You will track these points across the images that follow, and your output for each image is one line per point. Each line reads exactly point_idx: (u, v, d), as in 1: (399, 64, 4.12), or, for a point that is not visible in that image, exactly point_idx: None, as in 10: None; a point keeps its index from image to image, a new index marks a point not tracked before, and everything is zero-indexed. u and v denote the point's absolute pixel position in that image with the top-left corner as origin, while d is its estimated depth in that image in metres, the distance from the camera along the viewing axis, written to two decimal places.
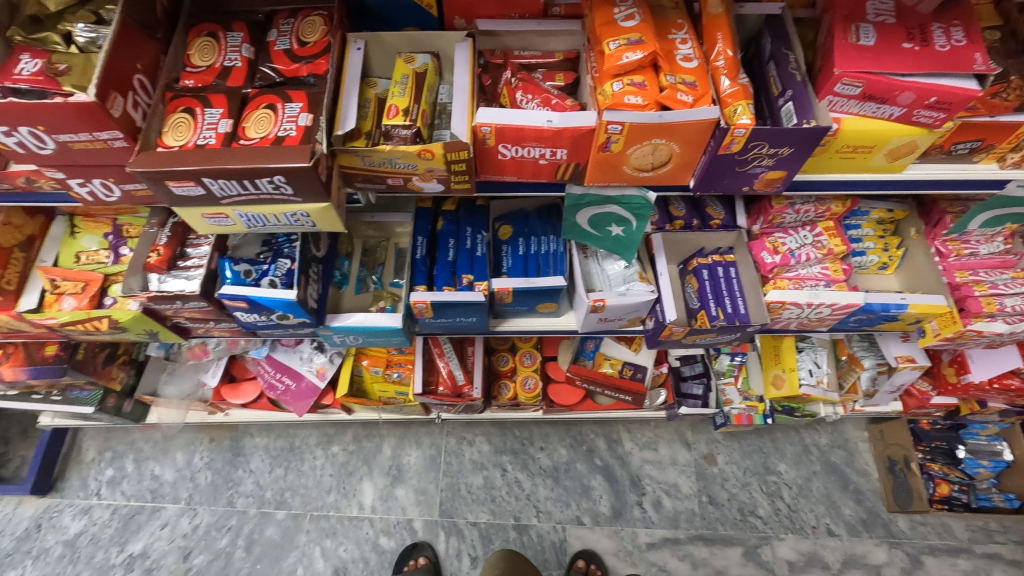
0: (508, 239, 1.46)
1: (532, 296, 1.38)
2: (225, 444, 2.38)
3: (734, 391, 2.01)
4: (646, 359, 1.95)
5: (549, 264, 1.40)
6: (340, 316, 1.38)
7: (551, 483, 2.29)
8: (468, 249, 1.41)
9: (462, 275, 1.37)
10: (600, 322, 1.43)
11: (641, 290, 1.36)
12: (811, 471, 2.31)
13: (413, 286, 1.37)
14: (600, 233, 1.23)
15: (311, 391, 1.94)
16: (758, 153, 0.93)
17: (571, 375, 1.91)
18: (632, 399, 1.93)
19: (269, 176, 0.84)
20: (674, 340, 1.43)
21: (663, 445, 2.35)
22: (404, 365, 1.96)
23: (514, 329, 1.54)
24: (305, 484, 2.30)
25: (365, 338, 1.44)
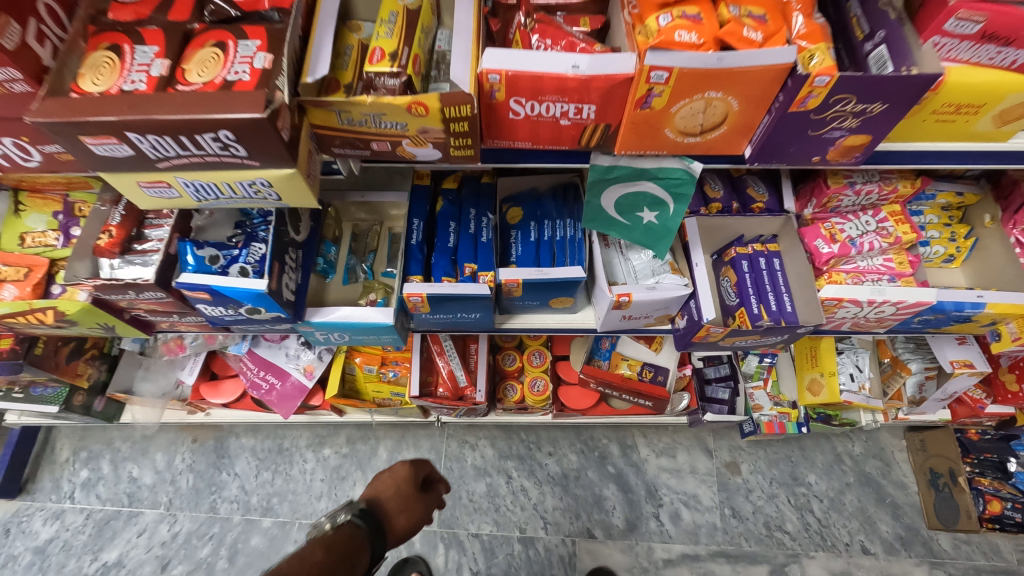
0: (517, 224, 1.27)
1: (545, 289, 1.19)
2: (209, 445, 2.21)
3: (763, 396, 1.86)
4: (668, 359, 1.77)
5: (565, 252, 1.21)
6: (323, 309, 1.19)
7: (559, 492, 2.10)
8: (472, 234, 1.22)
9: (464, 264, 1.18)
10: (622, 320, 1.24)
11: (673, 284, 1.16)
12: (843, 483, 2.12)
13: (407, 276, 1.18)
14: (628, 222, 1.04)
15: (298, 391, 1.77)
16: (841, 110, 0.73)
17: (584, 377, 1.70)
18: (652, 404, 1.74)
19: (213, 131, 0.65)
20: (708, 342, 1.23)
21: (682, 452, 2.17)
22: (400, 363, 1.80)
23: (523, 326, 1.34)
24: (294, 489, 2.14)
25: (351, 336, 1.25)
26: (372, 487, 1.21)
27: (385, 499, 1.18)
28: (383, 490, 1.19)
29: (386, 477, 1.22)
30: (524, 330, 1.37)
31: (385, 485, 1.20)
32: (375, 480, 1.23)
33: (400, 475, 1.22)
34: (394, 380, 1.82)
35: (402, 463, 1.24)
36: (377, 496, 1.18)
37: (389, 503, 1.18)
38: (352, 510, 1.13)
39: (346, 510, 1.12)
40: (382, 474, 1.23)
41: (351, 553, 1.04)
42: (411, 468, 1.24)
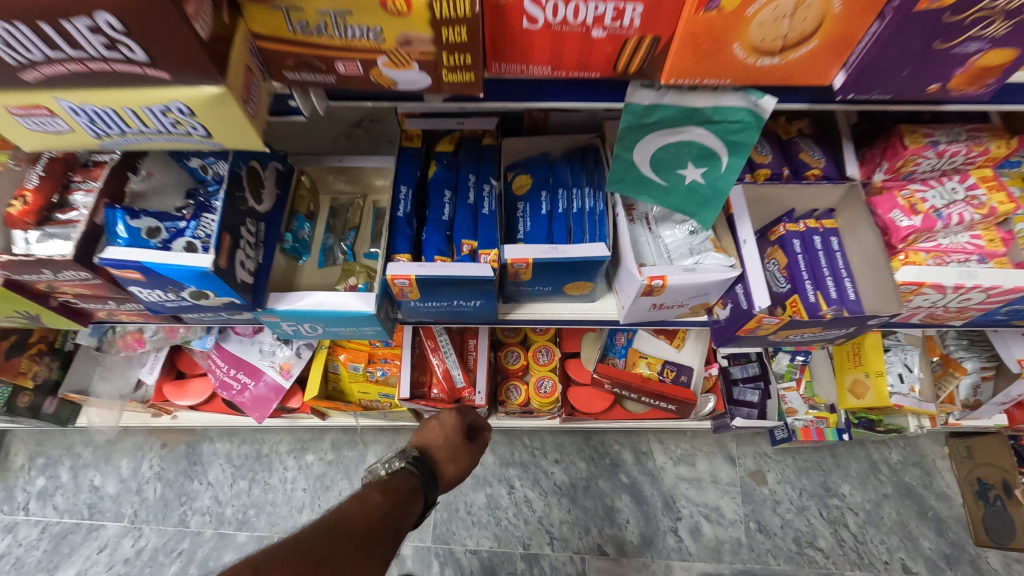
0: (525, 195, 1.06)
1: (559, 272, 0.98)
2: (180, 450, 2.00)
3: (796, 399, 1.67)
4: (691, 357, 1.57)
5: (584, 227, 1.00)
6: (288, 295, 0.98)
7: (567, 504, 1.90)
8: (471, 205, 1.01)
9: (462, 241, 0.98)
10: (651, 310, 1.04)
11: (715, 265, 0.95)
12: (880, 494, 1.92)
13: (392, 255, 0.97)
14: (667, 184, 0.83)
15: (274, 392, 1.56)
16: (990, 6, 0.54)
17: (598, 377, 1.49)
18: (676, 408, 1.51)
19: (91, 16, 0.44)
20: (755, 337, 1.03)
21: (702, 459, 1.96)
22: (389, 361, 1.59)
23: (531, 317, 1.14)
24: (273, 500, 1.93)
25: (325, 329, 1.04)
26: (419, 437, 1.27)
27: (433, 448, 1.23)
28: (431, 438, 1.25)
29: (434, 426, 1.28)
30: (533, 322, 1.16)
31: (434, 434, 1.26)
32: (420, 429, 1.29)
33: (448, 423, 1.29)
34: (383, 380, 1.60)
35: (449, 411, 1.34)
36: (424, 446, 1.23)
37: (438, 451, 1.23)
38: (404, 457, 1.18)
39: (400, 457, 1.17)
40: (429, 422, 1.30)
41: (409, 499, 1.07)
42: (458, 417, 1.31)
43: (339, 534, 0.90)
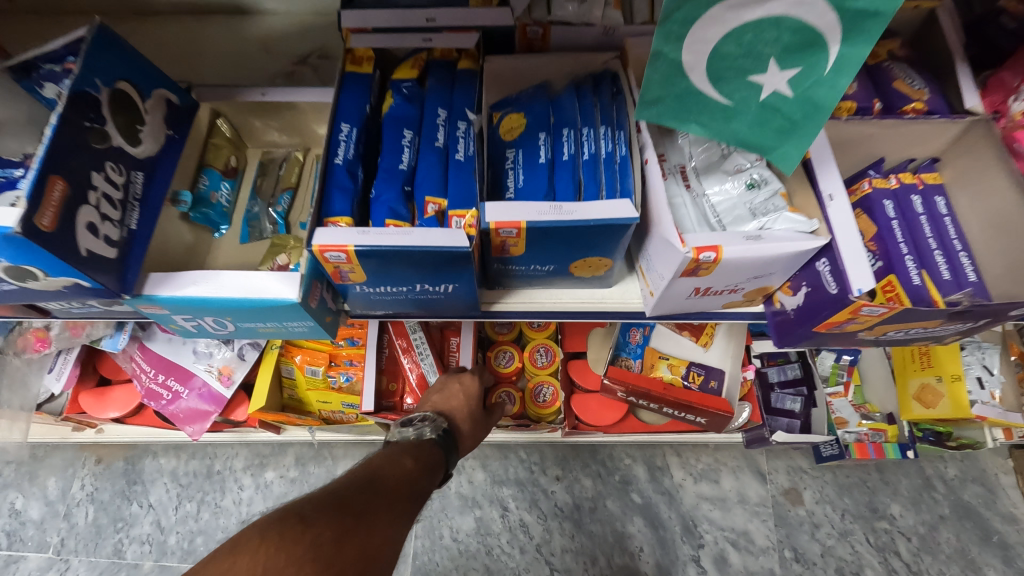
0: (516, 139, 0.76)
1: (565, 242, 0.69)
2: (117, 467, 1.71)
3: (846, 407, 1.39)
4: (721, 358, 1.27)
5: (599, 179, 0.71)
6: (175, 276, 0.68)
7: (569, 529, 1.61)
8: (440, 149, 0.72)
9: (424, 198, 0.69)
10: (691, 297, 0.75)
11: (789, 230, 0.66)
12: (936, 517, 1.64)
13: (324, 219, 0.68)
14: (732, 104, 0.54)
15: (213, 403, 1.26)
16: None
17: (610, 384, 1.19)
18: (706, 421, 1.20)
19: None
20: (840, 336, 0.74)
21: (727, 475, 1.66)
22: (354, 365, 1.28)
23: (524, 308, 0.85)
24: (225, 526, 1.64)
25: (238, 325, 0.74)
26: (440, 398, 1.06)
27: (458, 414, 1.04)
28: (454, 404, 1.05)
29: (455, 387, 1.09)
30: (530, 315, 0.86)
31: (455, 396, 1.07)
32: (439, 388, 1.09)
33: (471, 389, 1.09)
34: (347, 386, 1.30)
35: (472, 373, 1.13)
36: (444, 411, 1.03)
37: (463, 418, 1.04)
38: (436, 422, 0.97)
39: (433, 423, 0.97)
40: (451, 382, 1.09)
41: (436, 467, 0.90)
42: (479, 383, 1.12)
43: (373, 494, 0.74)
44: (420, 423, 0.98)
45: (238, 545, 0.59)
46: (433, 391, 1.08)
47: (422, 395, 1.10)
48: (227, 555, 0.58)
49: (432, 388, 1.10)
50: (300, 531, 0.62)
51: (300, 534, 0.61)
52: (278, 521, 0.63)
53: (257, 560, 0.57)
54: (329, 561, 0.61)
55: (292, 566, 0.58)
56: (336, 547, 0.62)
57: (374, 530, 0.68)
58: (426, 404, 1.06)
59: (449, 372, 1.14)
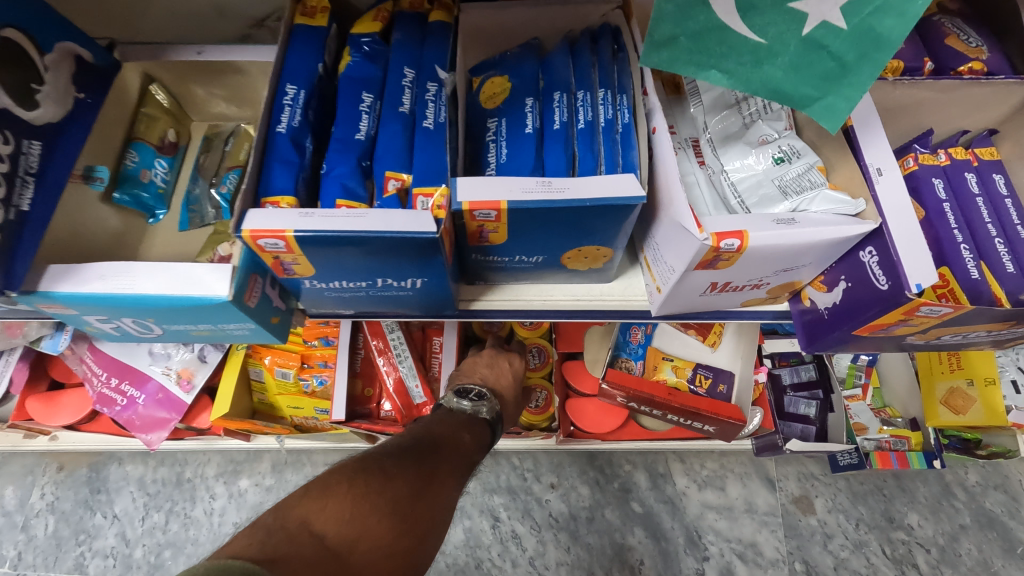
0: (498, 107, 0.64)
1: (554, 228, 0.57)
2: (80, 475, 1.52)
3: (865, 411, 1.26)
4: (730, 359, 1.14)
5: (597, 151, 0.59)
6: (80, 269, 0.56)
7: (565, 541, 1.36)
8: (406, 116, 0.60)
9: (385, 173, 0.57)
10: (706, 293, 0.63)
11: (826, 215, 0.54)
12: (956, 526, 1.39)
13: (260, 198, 0.55)
14: (766, 43, 0.44)
15: (173, 409, 1.14)
16: None
17: (609, 390, 1.06)
18: (714, 431, 1.08)
19: None
20: (886, 339, 0.62)
21: (734, 483, 1.42)
22: (328, 366, 1.13)
23: (511, 305, 0.73)
24: (194, 538, 1.45)
25: (167, 329, 0.63)
26: (490, 372, 1.01)
27: (508, 392, 1.00)
28: (503, 382, 1.01)
29: (504, 366, 1.04)
30: (519, 315, 0.76)
31: (505, 375, 1.02)
32: (488, 363, 1.03)
33: (517, 369, 1.06)
34: (321, 391, 1.15)
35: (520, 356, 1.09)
36: (496, 387, 0.99)
37: (508, 398, 0.99)
38: (492, 401, 0.92)
39: (490, 402, 0.91)
40: (500, 360, 1.04)
41: (489, 444, 0.88)
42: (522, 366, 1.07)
43: (442, 454, 0.74)
44: (477, 396, 0.92)
45: (326, 488, 0.59)
46: (482, 363, 1.03)
47: (466, 364, 1.03)
48: (315, 496, 0.58)
49: (479, 360, 1.03)
50: (380, 484, 0.62)
51: (380, 486, 0.62)
52: (352, 478, 0.62)
53: (343, 505, 0.58)
54: (404, 517, 0.61)
55: (372, 517, 0.59)
56: (410, 503, 0.63)
57: (442, 493, 0.68)
58: (473, 374, 1.00)
59: (496, 348, 1.08)
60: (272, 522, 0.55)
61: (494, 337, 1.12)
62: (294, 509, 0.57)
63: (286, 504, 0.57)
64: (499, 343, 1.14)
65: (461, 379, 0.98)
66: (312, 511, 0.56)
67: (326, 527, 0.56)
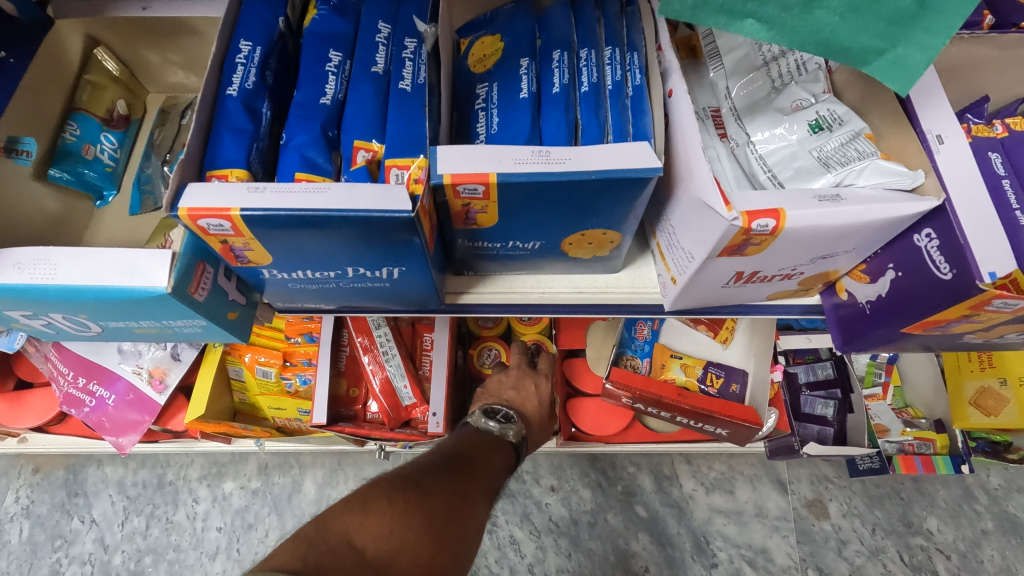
0: (489, 70, 0.55)
1: (556, 207, 0.48)
2: (57, 478, 1.29)
3: (888, 412, 1.17)
4: (742, 357, 1.04)
5: (603, 118, 0.51)
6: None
7: (566, 547, 1.23)
8: (379, 77, 0.52)
9: (354, 143, 0.49)
10: (729, 285, 0.55)
11: (873, 190, 0.46)
12: (979, 531, 1.24)
13: (205, 171, 0.47)
14: None
15: (146, 412, 1.00)
16: None
17: (613, 391, 0.97)
18: (727, 433, 0.98)
19: None
20: (935, 336, 0.54)
21: (743, 485, 1.28)
22: (312, 365, 1.05)
23: (504, 294, 0.64)
24: (176, 544, 1.23)
25: (108, 325, 0.54)
26: (515, 395, 0.93)
27: (535, 417, 0.92)
28: (529, 408, 0.92)
29: (530, 388, 0.95)
30: (513, 309, 0.67)
31: (531, 399, 0.93)
32: (513, 384, 0.95)
33: (545, 392, 0.96)
34: (305, 391, 1.06)
35: (549, 379, 0.99)
36: (524, 411, 0.90)
37: (533, 424, 0.91)
38: (520, 424, 0.84)
39: (518, 426, 0.84)
40: (526, 381, 0.96)
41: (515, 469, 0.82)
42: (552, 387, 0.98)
43: (475, 473, 0.69)
44: (504, 418, 0.85)
45: (366, 501, 0.55)
46: (508, 384, 0.95)
47: (492, 384, 0.95)
48: (356, 509, 0.54)
49: (504, 380, 0.95)
50: (419, 500, 0.59)
51: (419, 501, 0.58)
52: (392, 491, 0.58)
53: (384, 521, 0.54)
54: (441, 536, 0.57)
55: (411, 534, 0.55)
56: (447, 522, 0.59)
57: (476, 512, 0.64)
58: (498, 396, 0.92)
59: (524, 366, 0.99)
60: (313, 534, 0.51)
61: (521, 350, 1.02)
62: (334, 522, 0.53)
63: (327, 517, 0.53)
64: (525, 357, 1.03)
65: (482, 400, 0.91)
66: (353, 525, 0.53)
67: (366, 541, 0.52)
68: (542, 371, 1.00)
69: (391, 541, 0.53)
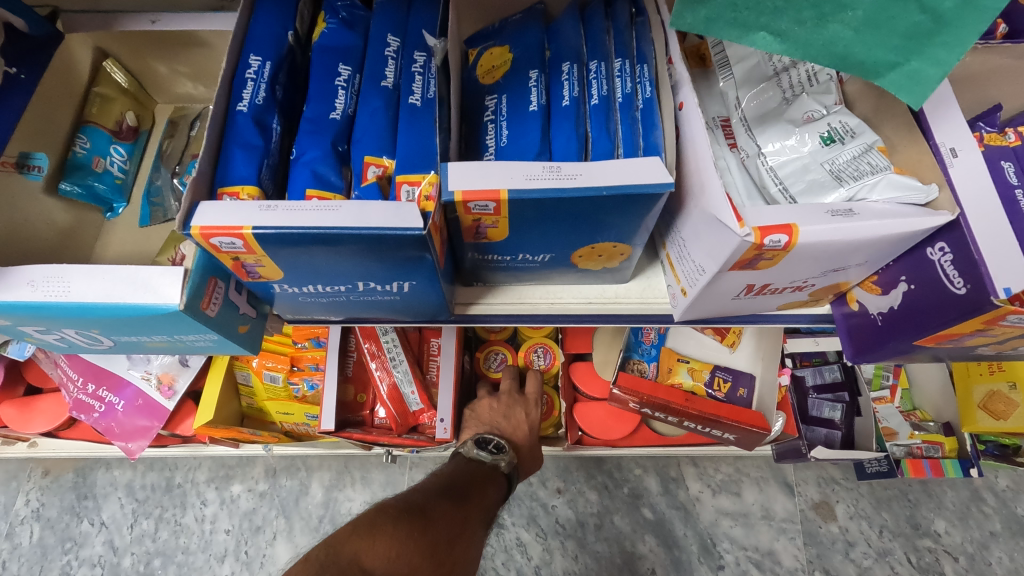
0: (498, 82, 0.55)
1: (565, 222, 0.48)
2: (66, 481, 1.30)
3: (895, 415, 1.13)
4: (751, 361, 1.03)
5: (613, 131, 0.50)
6: (10, 271, 0.48)
7: (572, 550, 1.23)
8: (389, 91, 0.52)
9: (363, 158, 0.49)
10: (739, 297, 0.54)
11: (887, 203, 0.46)
12: (986, 533, 1.24)
13: (216, 187, 0.47)
14: None
15: (154, 417, 1.01)
16: None
17: (620, 396, 0.97)
18: (735, 438, 0.98)
19: None
20: (947, 348, 0.53)
21: (750, 488, 1.28)
22: (318, 370, 1.04)
23: (513, 303, 0.64)
24: (184, 546, 1.24)
25: (118, 339, 0.54)
26: (504, 424, 0.97)
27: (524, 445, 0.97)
28: (519, 435, 0.96)
29: (520, 416, 0.98)
30: (521, 320, 0.67)
31: (521, 427, 0.97)
32: (503, 412, 0.98)
33: (533, 419, 0.99)
34: (313, 395, 1.06)
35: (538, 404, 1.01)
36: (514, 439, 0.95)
37: (522, 452, 0.96)
38: (510, 455, 0.91)
39: (508, 456, 0.90)
40: (516, 408, 0.98)
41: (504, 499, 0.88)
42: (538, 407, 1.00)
43: (472, 498, 0.71)
44: (495, 447, 0.91)
45: (372, 526, 0.57)
46: (498, 410, 0.98)
47: (483, 407, 0.99)
48: (363, 533, 0.56)
49: (495, 406, 0.98)
50: (422, 524, 0.60)
51: (422, 526, 0.60)
52: (394, 517, 0.60)
53: (390, 545, 0.56)
54: (443, 561, 0.59)
55: (416, 556, 0.56)
56: (448, 546, 0.60)
57: (474, 539, 0.65)
58: (488, 422, 0.96)
59: (513, 392, 1.01)
60: (324, 557, 0.52)
61: (511, 373, 1.03)
62: (343, 545, 0.54)
63: (336, 540, 0.55)
64: (517, 380, 1.04)
65: (471, 428, 0.97)
66: (362, 548, 0.54)
67: (374, 563, 0.53)
68: (531, 395, 1.01)
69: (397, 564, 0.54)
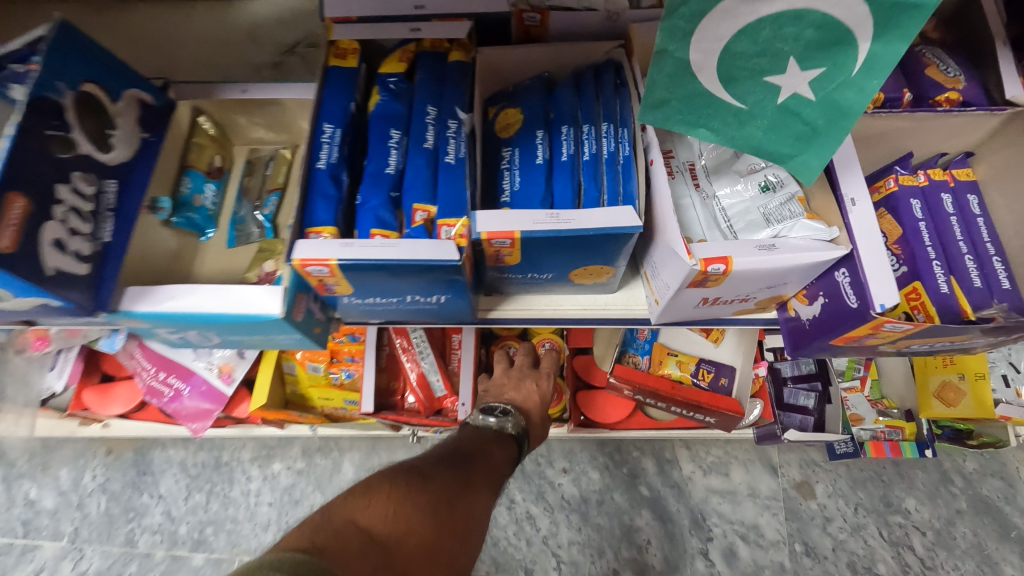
0: (512, 137, 0.71)
1: (565, 250, 0.64)
2: (128, 457, 1.49)
3: (864, 404, 1.28)
4: (732, 354, 1.18)
5: (600, 182, 0.66)
6: (153, 289, 0.65)
7: (577, 521, 1.40)
8: (430, 151, 0.68)
9: (413, 206, 0.65)
10: (699, 306, 0.70)
11: (805, 240, 0.61)
12: (953, 511, 1.38)
13: (305, 227, 0.64)
14: (746, 108, 0.50)
15: (214, 401, 1.18)
16: None
17: (617, 384, 1.14)
18: (714, 422, 1.14)
19: None
20: (859, 347, 0.69)
21: (737, 468, 1.43)
22: (354, 360, 1.21)
23: (523, 314, 0.81)
24: (234, 516, 1.42)
25: (223, 338, 0.72)
26: (518, 393, 1.07)
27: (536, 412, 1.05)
28: (531, 402, 1.06)
29: (532, 386, 1.10)
30: (531, 323, 0.83)
31: (532, 395, 1.08)
32: (515, 385, 1.09)
33: (541, 393, 1.09)
34: (350, 383, 1.23)
35: (549, 378, 1.14)
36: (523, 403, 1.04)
37: (534, 416, 1.04)
38: (516, 417, 0.97)
39: (514, 419, 0.97)
40: (527, 381, 1.10)
41: (518, 460, 0.93)
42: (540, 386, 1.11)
43: (473, 464, 0.80)
44: (501, 412, 0.98)
45: (368, 490, 0.67)
46: (510, 385, 1.09)
47: (497, 384, 1.11)
48: (359, 496, 0.66)
49: (507, 381, 1.10)
50: (417, 486, 0.70)
51: (417, 488, 0.69)
52: (392, 480, 0.69)
53: (384, 506, 0.65)
54: (441, 515, 0.68)
55: (412, 514, 0.65)
56: (446, 504, 0.70)
57: (477, 498, 0.75)
58: (500, 396, 1.07)
59: (526, 366, 1.15)
60: (322, 518, 0.62)
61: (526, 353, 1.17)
62: (341, 509, 0.64)
63: (334, 505, 0.64)
64: (529, 358, 1.19)
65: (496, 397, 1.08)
66: (357, 509, 0.64)
67: (370, 521, 0.62)
68: (543, 371, 1.15)
69: (392, 519, 0.63)
